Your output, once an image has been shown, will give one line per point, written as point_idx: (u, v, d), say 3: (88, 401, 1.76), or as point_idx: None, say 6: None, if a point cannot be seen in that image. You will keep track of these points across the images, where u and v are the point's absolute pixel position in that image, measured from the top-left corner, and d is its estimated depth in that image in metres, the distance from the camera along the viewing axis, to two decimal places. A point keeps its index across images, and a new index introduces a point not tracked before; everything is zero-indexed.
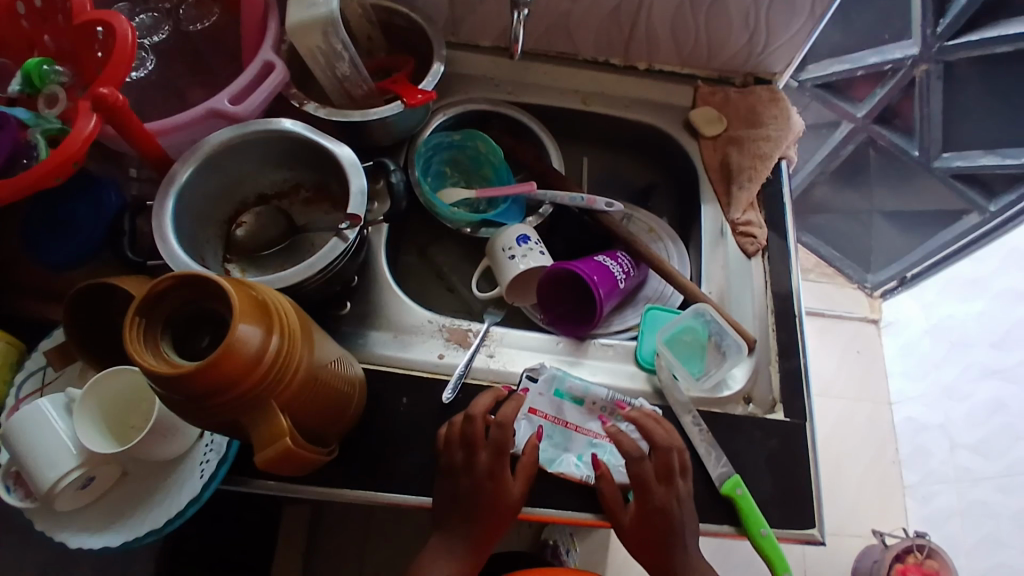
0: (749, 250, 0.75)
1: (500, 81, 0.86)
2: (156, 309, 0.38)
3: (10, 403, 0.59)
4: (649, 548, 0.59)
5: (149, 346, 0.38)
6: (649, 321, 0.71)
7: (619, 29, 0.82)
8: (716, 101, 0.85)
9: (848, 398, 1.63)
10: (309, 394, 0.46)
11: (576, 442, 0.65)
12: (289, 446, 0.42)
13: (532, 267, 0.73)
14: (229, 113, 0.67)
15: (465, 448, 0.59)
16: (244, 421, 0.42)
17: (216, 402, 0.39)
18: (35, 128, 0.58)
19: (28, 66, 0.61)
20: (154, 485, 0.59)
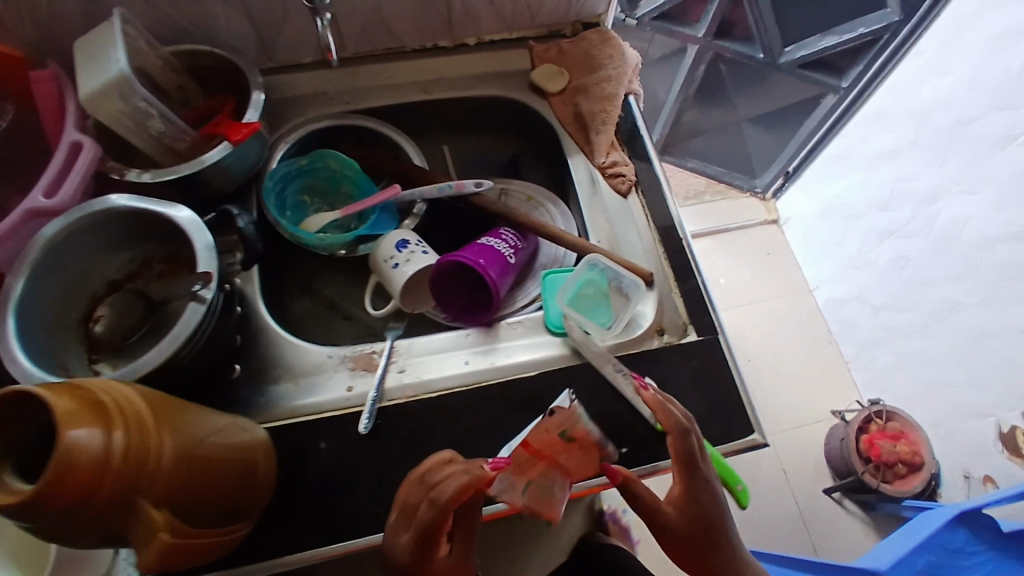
0: (621, 189, 0.76)
1: (334, 93, 0.83)
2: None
3: None
4: (697, 549, 0.55)
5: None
6: (549, 287, 0.71)
7: (433, 10, 0.80)
8: (552, 56, 0.86)
9: (768, 298, 1.74)
10: (192, 477, 0.43)
11: (534, 472, 0.55)
12: (168, 540, 0.40)
13: (418, 268, 0.70)
14: (48, 208, 0.62)
15: (404, 517, 0.52)
16: (118, 528, 0.39)
17: (76, 518, 0.36)
18: None
19: None
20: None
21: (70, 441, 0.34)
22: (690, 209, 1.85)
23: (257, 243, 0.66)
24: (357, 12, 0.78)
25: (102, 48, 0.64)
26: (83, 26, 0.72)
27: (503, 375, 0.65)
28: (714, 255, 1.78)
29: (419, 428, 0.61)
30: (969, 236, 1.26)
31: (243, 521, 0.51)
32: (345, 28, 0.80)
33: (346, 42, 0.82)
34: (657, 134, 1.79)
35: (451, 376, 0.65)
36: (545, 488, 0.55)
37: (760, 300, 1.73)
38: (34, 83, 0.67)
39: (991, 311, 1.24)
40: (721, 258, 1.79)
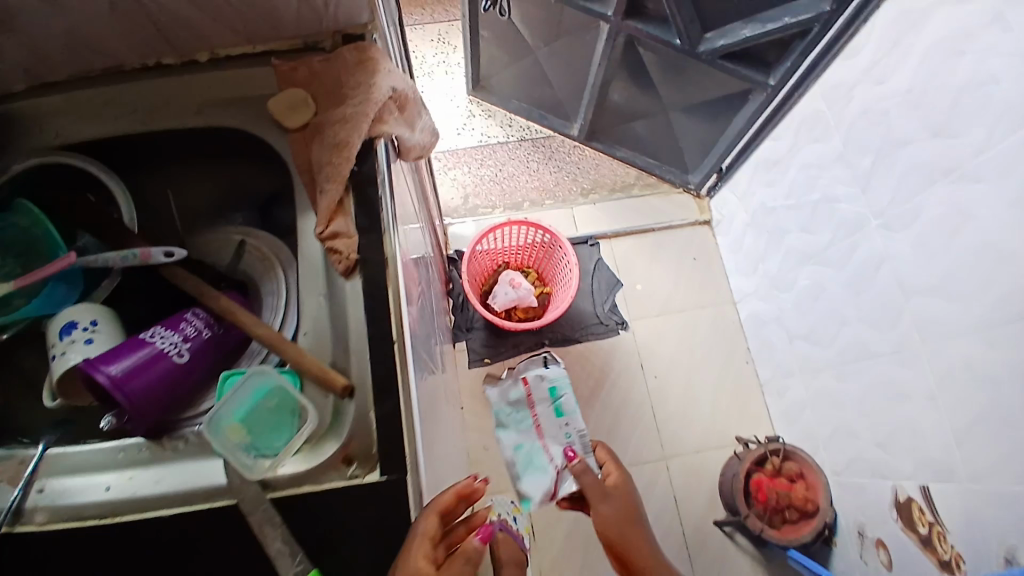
0: (341, 269, 0.61)
1: (44, 123, 0.71)
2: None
3: None
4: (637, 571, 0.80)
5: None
6: (221, 393, 0.60)
7: (136, 25, 0.65)
8: (301, 78, 0.69)
9: (689, 309, 1.57)
10: None
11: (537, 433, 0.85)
12: None
13: (68, 364, 0.61)
14: None
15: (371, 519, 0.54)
16: None
17: None
18: None
19: None
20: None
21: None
22: (615, 202, 1.66)
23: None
24: (34, 28, 0.63)
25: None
26: None
27: (137, 512, 0.56)
28: (633, 257, 1.60)
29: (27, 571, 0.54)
30: (886, 278, 1.05)
31: None
32: (31, 46, 0.66)
33: (46, 62, 0.68)
34: (581, 118, 1.59)
35: (83, 507, 0.57)
36: (529, 457, 0.84)
37: (679, 311, 1.57)
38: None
39: (896, 366, 1.05)
40: (643, 261, 1.60)
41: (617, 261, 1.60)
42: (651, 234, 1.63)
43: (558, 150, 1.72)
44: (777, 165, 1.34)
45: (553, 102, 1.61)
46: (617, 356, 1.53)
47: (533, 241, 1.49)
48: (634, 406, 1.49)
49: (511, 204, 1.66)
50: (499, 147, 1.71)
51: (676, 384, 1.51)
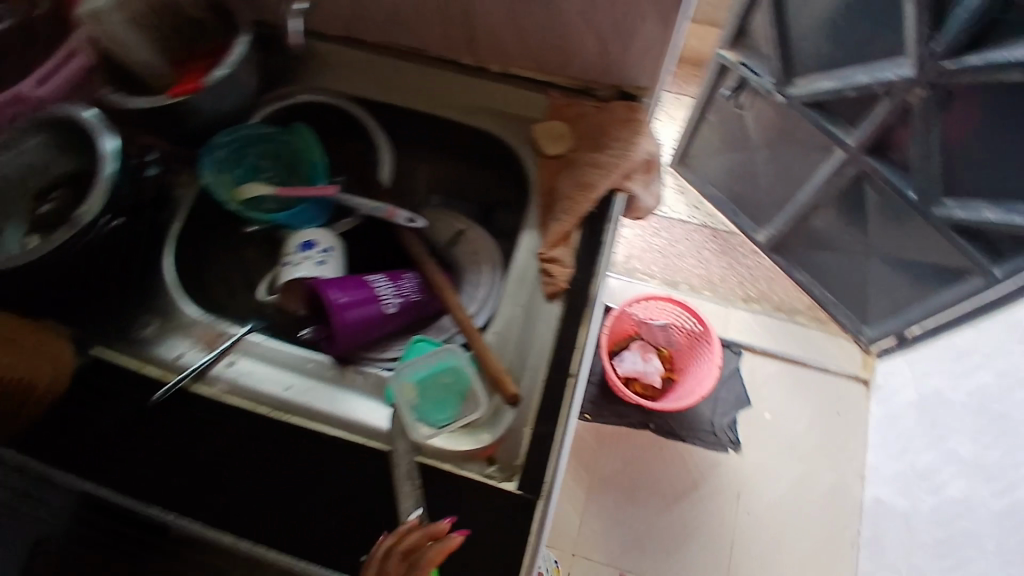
0: (548, 291, 0.66)
1: (343, 74, 0.81)
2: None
3: None
4: None
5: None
6: (411, 353, 0.66)
7: (458, 25, 0.75)
8: (570, 115, 0.75)
9: (810, 460, 1.46)
10: None
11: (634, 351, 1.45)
12: None
13: (300, 276, 0.69)
14: (26, 97, 0.71)
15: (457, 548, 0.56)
16: None
17: None
18: None
19: None
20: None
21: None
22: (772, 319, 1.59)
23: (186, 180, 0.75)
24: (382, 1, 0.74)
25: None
26: None
27: (304, 420, 0.63)
28: (773, 382, 1.52)
29: (200, 433, 0.62)
30: None
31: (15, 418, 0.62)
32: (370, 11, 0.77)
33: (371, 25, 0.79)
34: (773, 228, 1.56)
35: (259, 393, 0.64)
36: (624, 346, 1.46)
37: (798, 455, 1.47)
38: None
39: None
40: (782, 391, 1.52)
41: (752, 376, 1.53)
42: (800, 368, 1.54)
43: (736, 250, 1.68)
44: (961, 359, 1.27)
45: (751, 203, 1.60)
46: (713, 471, 1.45)
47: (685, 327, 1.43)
48: (714, 529, 1.42)
49: (670, 280, 1.64)
50: (679, 224, 1.72)
51: (766, 530, 1.41)
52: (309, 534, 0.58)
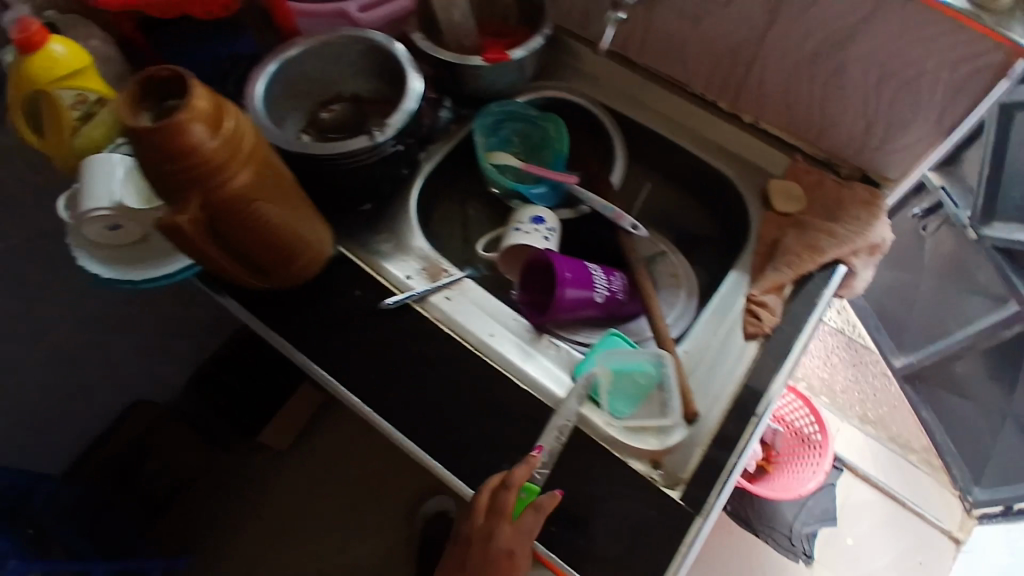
0: (748, 330, 0.69)
1: (605, 85, 0.86)
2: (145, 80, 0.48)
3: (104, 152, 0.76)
4: None
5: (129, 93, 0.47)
6: (605, 344, 0.68)
7: (732, 74, 0.78)
8: (808, 180, 0.77)
9: None
10: (251, 199, 0.54)
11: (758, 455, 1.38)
12: (186, 225, 0.50)
13: (528, 244, 0.74)
14: (352, 17, 0.78)
15: (609, 533, 0.59)
16: (175, 191, 0.50)
17: (163, 167, 0.48)
18: None
19: None
20: (137, 258, 0.74)
21: (194, 127, 0.47)
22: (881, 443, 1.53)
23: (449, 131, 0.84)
24: (668, 30, 0.78)
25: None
26: None
27: (502, 367, 0.68)
28: (863, 509, 1.44)
29: (407, 346, 0.69)
30: None
31: (262, 280, 0.65)
32: (650, 37, 0.80)
33: (641, 48, 0.83)
34: (913, 356, 1.51)
35: (465, 330, 0.70)
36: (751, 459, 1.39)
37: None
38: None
39: None
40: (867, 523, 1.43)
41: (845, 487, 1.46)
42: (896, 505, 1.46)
43: (866, 365, 1.63)
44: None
45: (898, 325, 1.55)
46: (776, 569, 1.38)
47: (801, 429, 1.38)
48: None
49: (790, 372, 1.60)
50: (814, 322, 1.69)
51: None
52: (481, 468, 0.63)
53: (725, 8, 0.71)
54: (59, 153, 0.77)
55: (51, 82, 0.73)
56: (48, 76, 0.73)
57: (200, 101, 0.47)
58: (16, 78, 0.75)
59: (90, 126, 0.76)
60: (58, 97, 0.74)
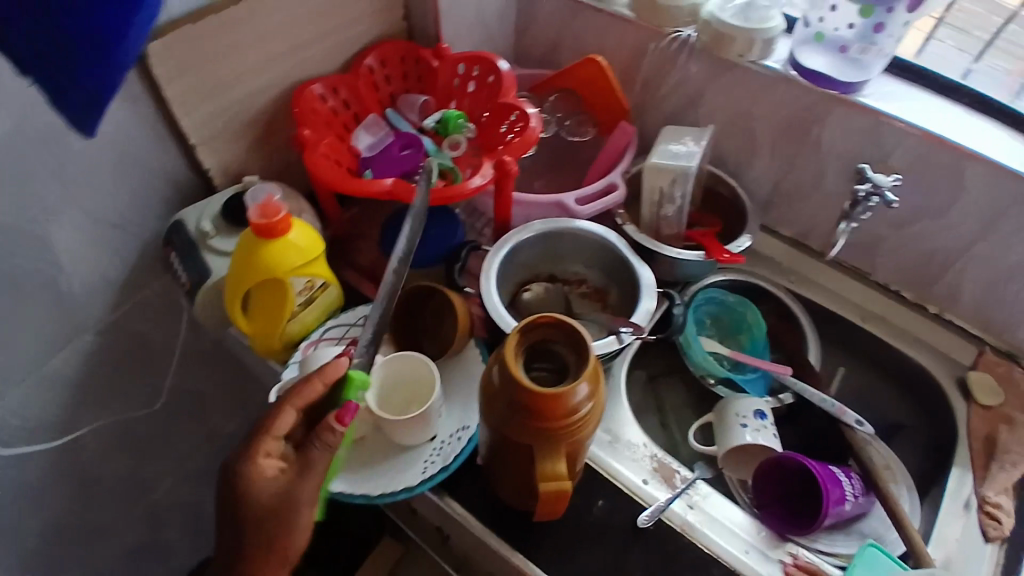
0: (991, 533, 0.70)
1: (787, 268, 0.90)
2: (530, 331, 0.47)
3: (315, 336, 0.69)
4: None
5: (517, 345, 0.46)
6: (866, 557, 0.67)
7: (926, 271, 0.82)
8: (1001, 372, 0.81)
9: None
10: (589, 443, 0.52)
11: None
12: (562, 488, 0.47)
13: (761, 445, 0.75)
14: (570, 209, 0.79)
15: None
16: (543, 448, 0.48)
17: (546, 425, 0.46)
18: (435, 159, 0.79)
19: (450, 117, 0.83)
20: (363, 464, 0.65)
21: (584, 389, 0.45)
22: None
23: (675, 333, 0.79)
24: (862, 228, 0.84)
25: (688, 139, 0.81)
26: (671, 113, 0.90)
27: None
28: None
29: (666, 564, 0.64)
30: None
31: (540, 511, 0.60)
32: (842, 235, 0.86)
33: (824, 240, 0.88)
34: None
35: (720, 547, 0.67)
36: None
37: None
38: (617, 131, 0.84)
39: None
40: None
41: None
42: None
43: None
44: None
45: None
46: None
47: None
48: None
49: None
50: None
51: None
52: None
53: (933, 219, 0.77)
54: (267, 342, 0.67)
55: (288, 271, 0.63)
56: (287, 266, 0.63)
57: (591, 363, 0.46)
58: (238, 261, 0.63)
59: (306, 311, 0.69)
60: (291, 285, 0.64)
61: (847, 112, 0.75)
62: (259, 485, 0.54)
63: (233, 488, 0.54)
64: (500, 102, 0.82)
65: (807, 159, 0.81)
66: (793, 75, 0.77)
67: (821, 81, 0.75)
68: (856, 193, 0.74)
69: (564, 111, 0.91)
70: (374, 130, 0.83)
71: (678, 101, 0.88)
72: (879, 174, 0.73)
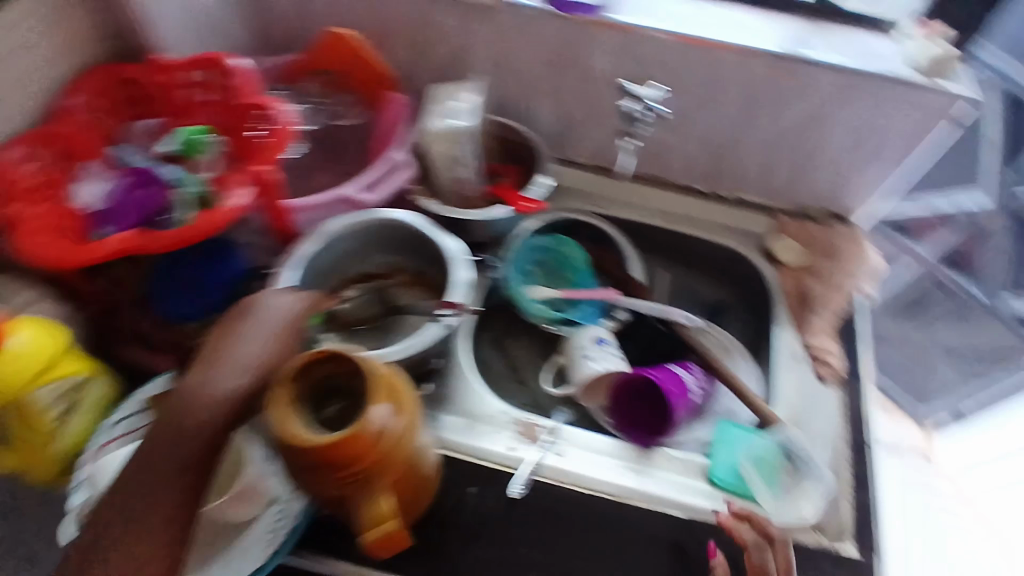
0: (823, 377, 0.78)
1: (592, 195, 0.92)
2: (301, 381, 0.46)
3: (101, 440, 0.60)
4: None
5: (292, 405, 0.45)
6: (723, 439, 0.74)
7: (714, 160, 0.86)
8: (797, 231, 0.86)
9: None
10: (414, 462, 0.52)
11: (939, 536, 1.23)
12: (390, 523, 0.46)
13: (609, 369, 0.77)
14: (356, 201, 0.74)
15: None
16: (358, 492, 0.47)
17: (349, 474, 0.45)
18: (183, 189, 0.69)
19: (189, 135, 0.72)
20: (202, 562, 0.59)
21: (372, 415, 0.44)
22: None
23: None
24: (649, 139, 0.86)
25: (457, 94, 0.77)
26: (439, 71, 0.85)
27: (648, 502, 0.68)
28: None
29: (553, 517, 0.66)
30: None
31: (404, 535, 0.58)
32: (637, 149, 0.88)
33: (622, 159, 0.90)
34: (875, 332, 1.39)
35: (596, 482, 0.69)
36: None
37: None
38: (389, 102, 0.79)
39: None
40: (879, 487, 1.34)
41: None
42: None
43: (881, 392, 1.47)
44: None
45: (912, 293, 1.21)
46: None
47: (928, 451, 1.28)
48: None
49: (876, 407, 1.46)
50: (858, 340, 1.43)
51: None
52: None
53: (703, 113, 0.81)
54: (41, 471, 0.63)
55: (22, 386, 0.58)
56: (17, 381, 0.58)
57: (373, 386, 0.46)
58: None
59: (77, 419, 0.64)
60: (35, 401, 0.59)
61: (604, 32, 0.75)
62: (282, 302, 0.54)
63: (256, 301, 0.54)
64: (239, 103, 0.74)
65: (582, 87, 0.81)
66: (544, 9, 0.75)
67: (571, 8, 0.74)
68: (627, 111, 0.78)
69: (328, 95, 0.85)
70: (102, 175, 0.72)
71: (442, 57, 0.83)
72: (643, 87, 0.77)
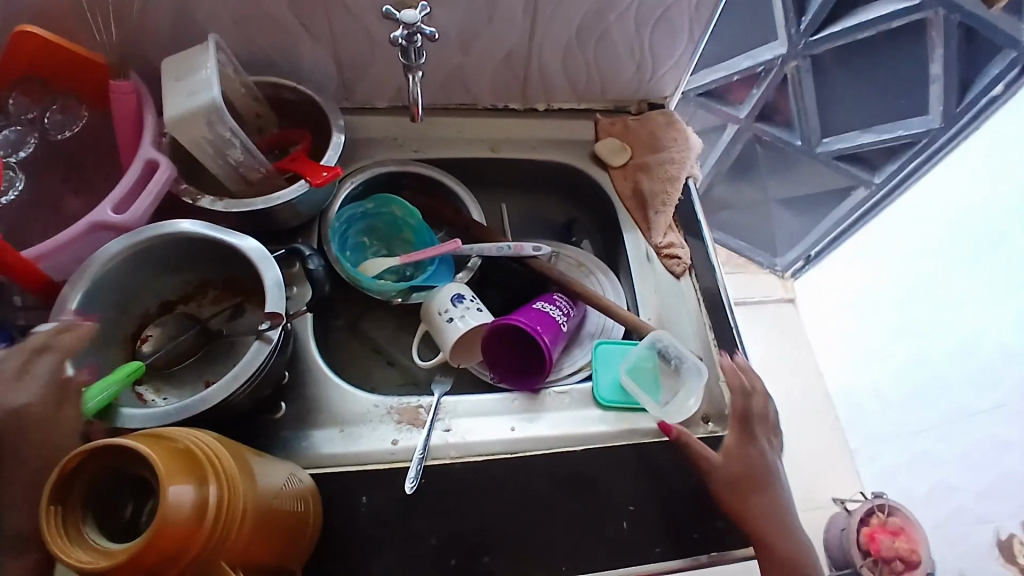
0: (677, 271, 0.79)
1: (406, 140, 0.82)
2: (67, 497, 0.37)
3: None
4: None
5: (72, 537, 0.37)
6: (601, 357, 0.73)
7: (516, 74, 0.80)
8: (617, 130, 0.86)
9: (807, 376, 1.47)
10: (264, 517, 0.45)
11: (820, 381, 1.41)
12: None
13: (473, 325, 0.72)
14: (115, 224, 0.59)
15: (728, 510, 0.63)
16: None
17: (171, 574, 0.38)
18: None
19: None
20: None
21: (169, 497, 0.37)
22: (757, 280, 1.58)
23: (324, 286, 0.68)
24: (443, 65, 0.78)
25: (199, 61, 0.63)
26: (169, 39, 0.70)
27: (549, 447, 0.66)
28: (777, 338, 1.52)
29: (458, 498, 0.62)
30: (952, 399, 1.15)
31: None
32: (435, 78, 0.79)
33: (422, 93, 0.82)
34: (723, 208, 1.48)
35: (493, 445, 0.65)
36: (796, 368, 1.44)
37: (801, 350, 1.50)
38: (114, 93, 0.64)
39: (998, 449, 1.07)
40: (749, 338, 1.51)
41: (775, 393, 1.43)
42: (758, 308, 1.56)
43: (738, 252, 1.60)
44: (921, 258, 1.23)
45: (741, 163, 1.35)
46: (796, 467, 1.35)
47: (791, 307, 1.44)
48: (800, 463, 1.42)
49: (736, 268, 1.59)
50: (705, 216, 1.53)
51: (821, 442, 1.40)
52: (601, 539, 0.62)
53: (488, 25, 0.73)
54: None
55: None
56: None
57: (164, 467, 0.38)
58: None
59: None
60: None
61: None
62: (11, 397, 0.47)
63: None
64: None
65: (346, 21, 0.70)
66: None
67: None
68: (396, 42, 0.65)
69: (35, 106, 0.67)
70: None
71: (165, 22, 0.68)
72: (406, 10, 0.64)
